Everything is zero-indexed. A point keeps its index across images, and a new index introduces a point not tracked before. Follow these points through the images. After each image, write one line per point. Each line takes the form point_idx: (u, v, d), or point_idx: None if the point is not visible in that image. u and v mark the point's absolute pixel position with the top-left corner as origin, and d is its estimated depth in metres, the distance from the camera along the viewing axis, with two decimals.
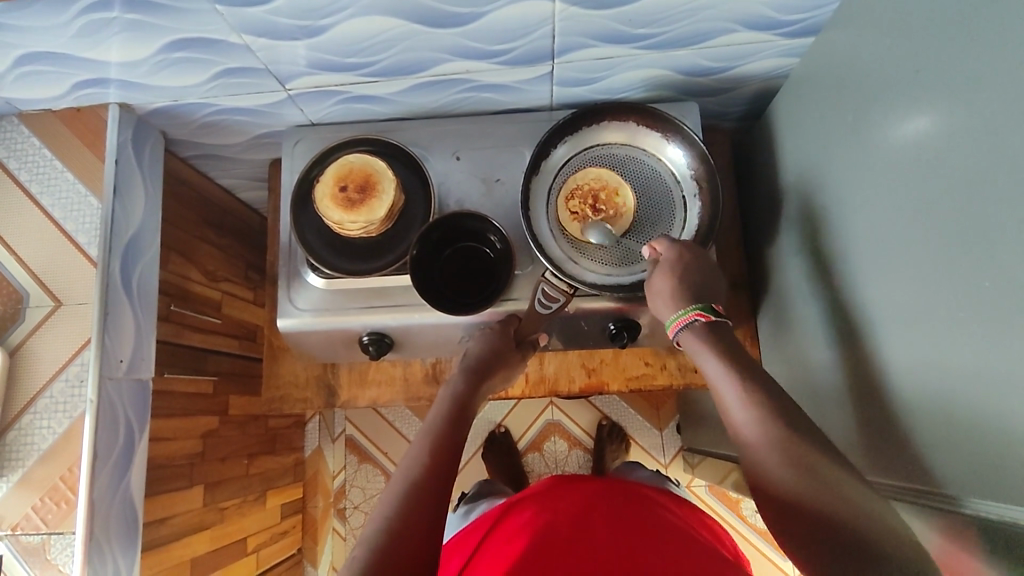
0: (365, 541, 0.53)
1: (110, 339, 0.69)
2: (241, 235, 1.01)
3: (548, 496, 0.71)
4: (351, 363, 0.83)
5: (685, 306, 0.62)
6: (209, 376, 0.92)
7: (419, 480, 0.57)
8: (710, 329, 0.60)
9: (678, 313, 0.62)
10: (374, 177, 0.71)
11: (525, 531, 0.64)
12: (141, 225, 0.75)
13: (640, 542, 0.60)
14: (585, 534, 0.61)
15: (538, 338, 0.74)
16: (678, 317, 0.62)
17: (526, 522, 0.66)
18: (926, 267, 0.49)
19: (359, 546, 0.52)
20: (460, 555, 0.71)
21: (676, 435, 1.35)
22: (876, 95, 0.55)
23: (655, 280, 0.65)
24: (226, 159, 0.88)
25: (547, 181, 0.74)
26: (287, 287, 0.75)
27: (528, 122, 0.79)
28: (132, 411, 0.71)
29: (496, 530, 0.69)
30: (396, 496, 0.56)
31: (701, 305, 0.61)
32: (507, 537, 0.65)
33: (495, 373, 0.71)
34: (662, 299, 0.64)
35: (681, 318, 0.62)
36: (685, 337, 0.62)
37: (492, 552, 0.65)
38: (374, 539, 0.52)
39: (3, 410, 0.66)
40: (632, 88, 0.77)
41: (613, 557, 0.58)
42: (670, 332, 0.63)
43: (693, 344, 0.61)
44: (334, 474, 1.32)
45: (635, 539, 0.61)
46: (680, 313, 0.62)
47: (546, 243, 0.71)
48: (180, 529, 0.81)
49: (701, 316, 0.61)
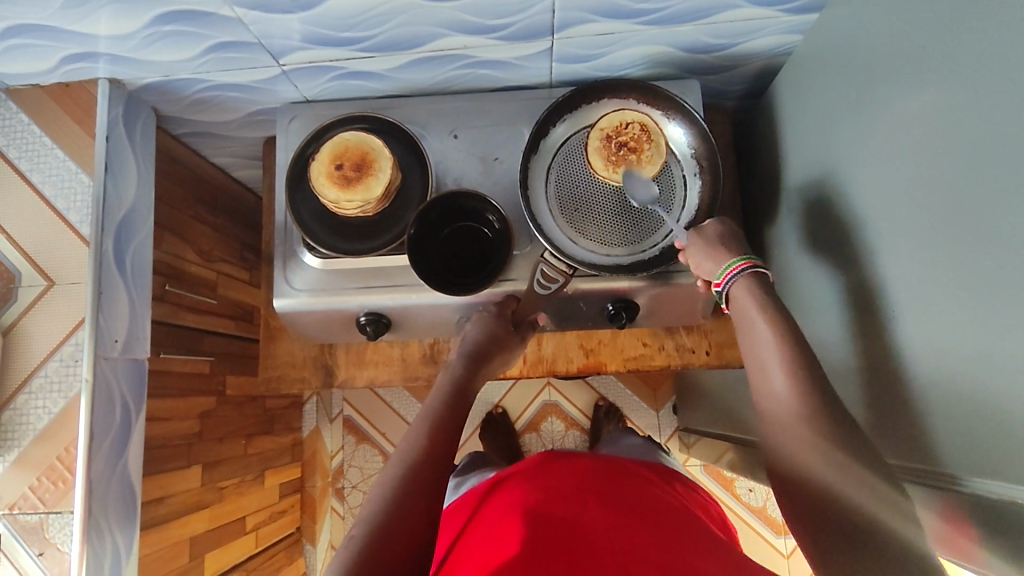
0: (362, 522, 0.55)
1: (104, 319, 0.68)
2: (235, 214, 1.00)
3: (539, 473, 0.71)
4: (348, 343, 0.82)
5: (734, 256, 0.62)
6: (205, 357, 0.91)
7: (416, 464, 0.59)
8: (758, 282, 0.60)
9: (728, 262, 0.61)
10: (370, 155, 0.70)
11: (514, 505, 0.64)
12: (134, 202, 0.74)
13: (634, 516, 0.61)
14: (574, 509, 0.61)
15: (537, 319, 0.73)
16: (731, 264, 0.61)
17: (516, 495, 0.66)
18: (932, 247, 0.48)
19: (357, 525, 0.55)
20: (453, 527, 0.72)
21: (672, 415, 1.35)
22: (881, 72, 0.54)
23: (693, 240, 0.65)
24: (220, 137, 0.87)
25: (546, 159, 0.73)
26: (284, 267, 0.75)
27: (528, 99, 0.78)
28: (129, 391, 0.70)
29: (489, 503, 0.70)
30: (393, 480, 0.58)
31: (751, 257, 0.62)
32: (497, 510, 0.66)
33: (497, 358, 0.71)
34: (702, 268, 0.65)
35: (733, 266, 0.61)
36: (735, 284, 0.61)
37: (481, 524, 0.65)
38: (371, 521, 0.54)
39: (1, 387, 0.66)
40: (633, 65, 0.76)
41: (603, 526, 0.58)
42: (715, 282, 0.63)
43: (739, 295, 0.60)
44: (332, 454, 1.32)
45: (623, 514, 0.61)
46: (732, 261, 0.61)
47: (544, 224, 0.70)
48: (178, 508, 0.82)
49: (751, 266, 0.61)
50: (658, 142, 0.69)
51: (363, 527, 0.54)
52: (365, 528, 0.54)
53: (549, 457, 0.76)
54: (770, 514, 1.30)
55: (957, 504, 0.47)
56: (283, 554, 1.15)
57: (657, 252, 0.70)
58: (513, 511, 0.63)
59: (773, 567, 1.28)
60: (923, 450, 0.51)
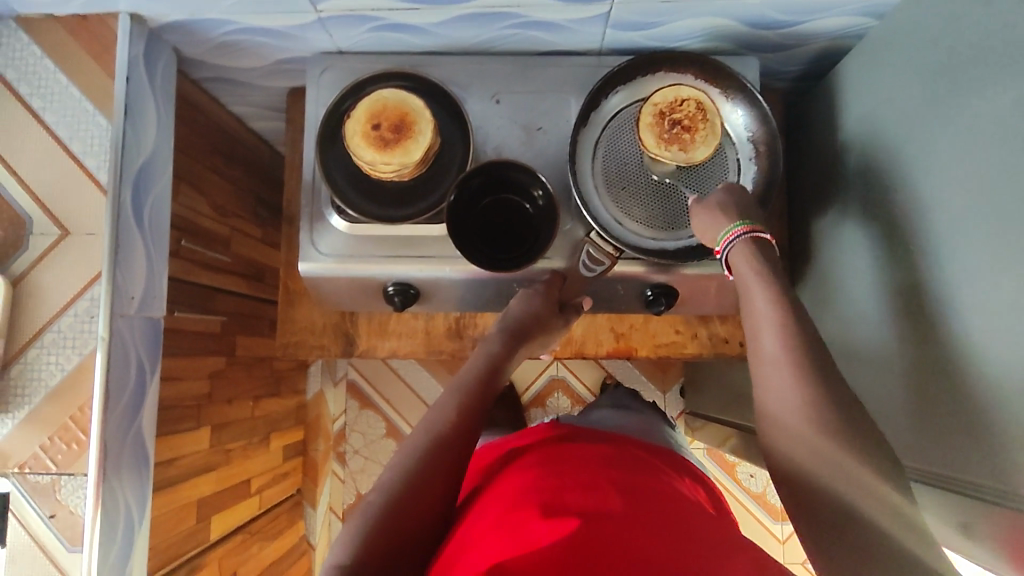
0: (382, 487, 0.54)
1: (121, 275, 0.64)
2: (251, 167, 0.95)
3: (552, 458, 0.65)
4: (371, 312, 0.79)
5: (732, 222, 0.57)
6: (218, 316, 0.88)
7: (444, 439, 0.57)
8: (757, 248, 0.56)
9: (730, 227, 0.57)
10: (410, 116, 0.65)
11: (526, 489, 0.59)
12: (153, 151, 0.69)
13: (662, 507, 0.56)
14: (592, 499, 0.56)
15: (583, 303, 0.71)
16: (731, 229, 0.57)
17: (528, 479, 0.61)
18: (1008, 258, 0.46)
19: (374, 492, 0.54)
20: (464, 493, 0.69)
21: (679, 398, 1.34)
22: (973, 65, 0.50)
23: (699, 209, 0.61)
24: (242, 85, 0.82)
25: (595, 133, 0.69)
26: (310, 229, 0.71)
27: (575, 67, 0.73)
28: (143, 350, 0.67)
29: (496, 483, 0.64)
30: (418, 451, 0.56)
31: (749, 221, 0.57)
32: (504, 490, 0.60)
33: (537, 337, 0.68)
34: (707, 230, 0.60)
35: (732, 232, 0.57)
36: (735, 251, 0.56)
37: (487, 503, 0.60)
38: (390, 489, 0.54)
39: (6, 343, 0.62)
40: (690, 37, 0.71)
41: (627, 517, 0.53)
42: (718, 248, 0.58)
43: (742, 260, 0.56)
44: (335, 417, 1.30)
45: (644, 507, 0.56)
46: (731, 227, 0.57)
47: (589, 200, 0.67)
48: (187, 470, 0.80)
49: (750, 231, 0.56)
50: (713, 121, 0.62)
51: (381, 495, 0.53)
52: (383, 495, 0.53)
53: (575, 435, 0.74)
54: (769, 500, 1.30)
55: (1004, 522, 0.46)
56: (284, 516, 1.14)
57: None
58: (525, 496, 0.57)
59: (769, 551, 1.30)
60: (969, 464, 0.50)
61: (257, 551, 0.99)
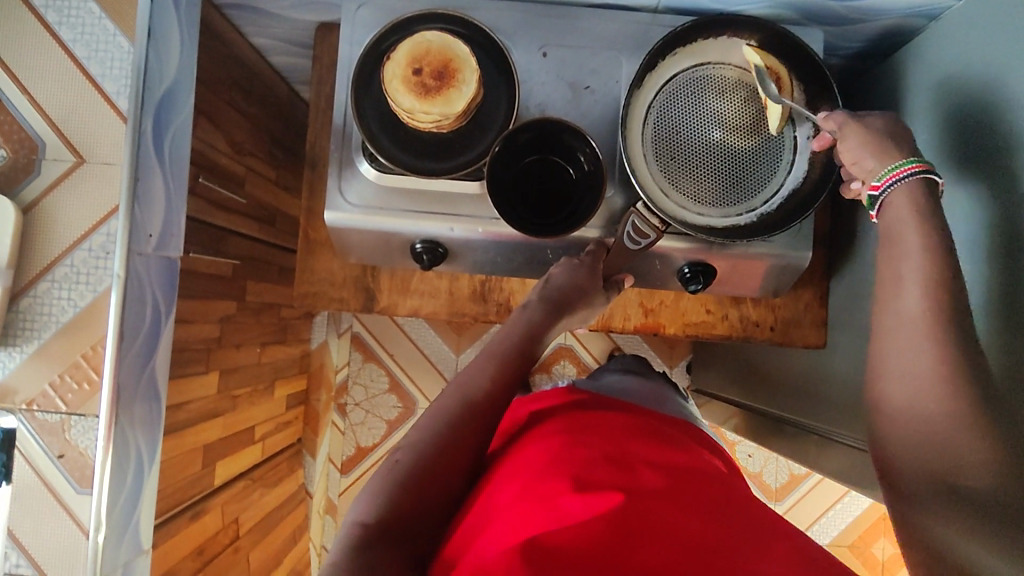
0: (411, 447, 0.53)
1: (140, 211, 0.61)
2: (268, 105, 0.90)
3: (580, 428, 0.62)
4: (394, 268, 0.76)
5: (897, 160, 0.54)
6: (229, 259, 0.84)
7: (474, 403, 0.57)
8: (927, 187, 0.52)
9: (900, 161, 0.53)
10: (453, 63, 0.61)
11: (556, 453, 0.57)
12: (178, 78, 0.64)
13: (693, 487, 0.54)
14: (627, 479, 0.53)
15: (623, 280, 0.69)
16: (897, 166, 0.53)
17: (557, 449, 0.57)
18: None
19: (403, 451, 0.53)
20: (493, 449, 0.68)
21: (685, 374, 1.34)
22: None
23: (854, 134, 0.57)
24: (267, 15, 0.76)
25: (648, 96, 0.65)
26: (338, 176, 0.67)
27: (629, 24, 0.69)
28: (160, 291, 0.64)
29: (521, 448, 0.62)
30: (449, 412, 0.56)
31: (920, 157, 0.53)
32: (531, 458, 0.57)
33: (576, 309, 0.66)
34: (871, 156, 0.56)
35: (897, 170, 0.53)
36: (897, 193, 0.53)
37: (512, 469, 0.56)
38: (420, 447, 0.53)
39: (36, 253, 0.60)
40: (755, 1, 0.67)
41: (657, 494, 0.51)
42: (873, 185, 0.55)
43: (902, 204, 0.52)
44: (337, 369, 1.29)
45: (679, 489, 0.53)
46: (898, 164, 0.53)
47: (638, 168, 0.63)
48: (195, 416, 0.78)
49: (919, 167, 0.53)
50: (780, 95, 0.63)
51: (410, 454, 0.53)
52: (411, 453, 0.53)
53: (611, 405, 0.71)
54: (765, 480, 1.32)
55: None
56: (285, 464, 1.14)
57: (753, 218, 0.64)
58: (556, 461, 0.55)
59: None
60: None
61: (258, 497, 0.99)
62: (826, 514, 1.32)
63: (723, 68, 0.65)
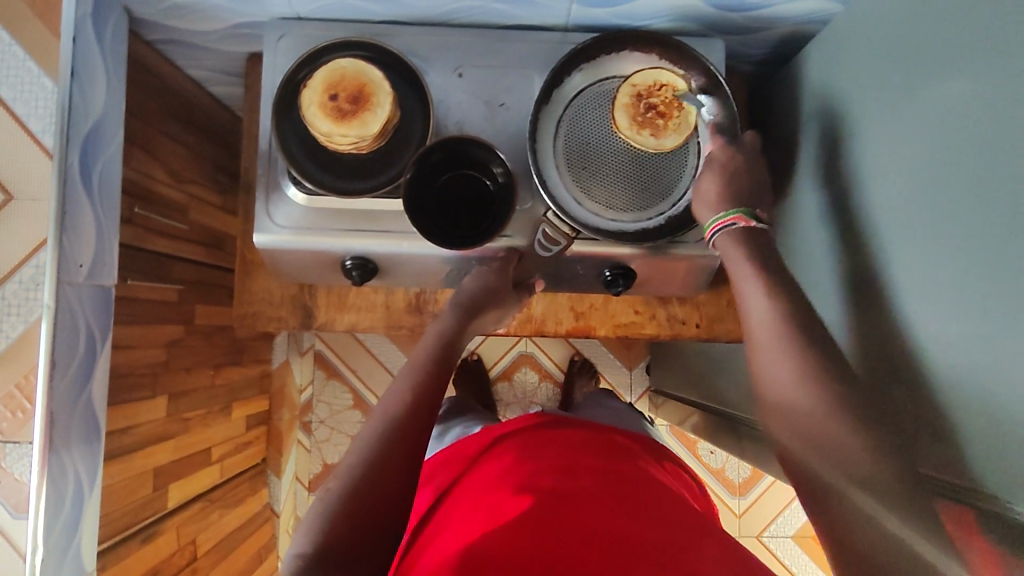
0: (342, 477, 0.54)
1: (68, 242, 0.63)
2: (210, 133, 0.93)
3: (529, 444, 0.68)
4: (330, 286, 0.79)
5: (726, 209, 0.61)
6: (173, 284, 0.87)
7: (400, 422, 0.57)
8: (748, 234, 0.60)
9: (722, 212, 0.61)
10: (368, 87, 0.64)
11: (500, 479, 0.61)
12: (103, 113, 0.67)
13: (626, 494, 0.59)
14: (567, 490, 0.58)
15: (534, 283, 0.73)
16: (717, 219, 0.61)
17: (504, 466, 0.64)
18: (943, 254, 0.47)
19: (335, 485, 0.53)
20: (434, 490, 0.69)
21: (644, 375, 1.36)
22: (929, 60, 0.50)
23: (701, 180, 0.64)
24: (197, 48, 0.79)
25: (557, 111, 0.68)
26: (265, 200, 0.70)
27: (540, 43, 0.72)
28: (93, 318, 0.66)
29: (467, 483, 0.65)
30: (376, 438, 0.56)
31: (743, 208, 0.61)
32: (477, 490, 0.61)
33: (490, 311, 0.69)
34: (707, 202, 0.63)
35: (720, 220, 0.61)
36: (721, 240, 0.61)
37: (466, 490, 0.63)
38: (350, 478, 0.54)
39: None
40: (656, 16, 0.70)
41: (595, 505, 0.56)
42: (705, 235, 0.63)
43: (727, 249, 0.60)
44: (301, 387, 1.30)
45: (613, 500, 0.58)
46: (720, 215, 0.61)
47: (550, 179, 0.67)
48: (141, 440, 0.79)
49: (741, 219, 0.60)
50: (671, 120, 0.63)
51: (341, 487, 0.53)
52: (342, 484, 0.53)
53: (544, 426, 0.74)
54: (727, 476, 1.34)
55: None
56: (247, 484, 1.15)
57: (663, 221, 0.67)
58: (501, 486, 0.59)
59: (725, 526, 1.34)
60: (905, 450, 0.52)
61: (217, 518, 1.00)
62: (790, 506, 1.34)
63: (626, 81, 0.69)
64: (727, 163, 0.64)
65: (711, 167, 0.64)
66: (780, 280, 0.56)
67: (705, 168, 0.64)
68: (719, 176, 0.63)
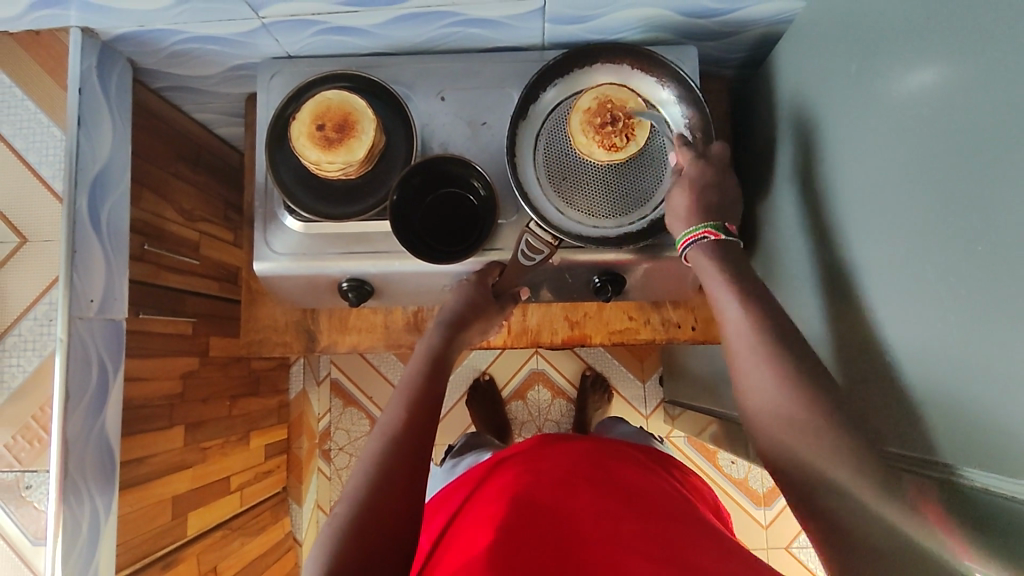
0: (348, 499, 0.52)
1: (80, 279, 0.68)
2: (218, 172, 0.97)
3: (537, 457, 0.66)
4: (331, 309, 0.83)
5: (694, 224, 0.62)
6: (187, 318, 0.90)
7: (399, 438, 0.56)
8: (719, 247, 0.60)
9: (691, 228, 0.61)
10: (352, 116, 0.67)
11: (504, 492, 0.60)
12: (110, 159, 0.72)
13: (632, 503, 0.58)
14: (571, 502, 0.57)
15: (519, 291, 0.73)
16: (687, 234, 0.61)
17: (510, 479, 0.62)
18: (924, 234, 0.47)
19: (340, 505, 0.52)
20: (438, 520, 0.66)
21: (658, 387, 1.35)
22: (891, 45, 0.51)
23: (672, 197, 0.64)
24: (200, 93, 0.84)
25: (535, 126, 0.71)
26: (264, 230, 0.73)
27: (519, 62, 0.75)
28: (105, 351, 0.71)
29: (471, 504, 0.63)
30: (376, 455, 0.55)
31: (712, 223, 0.61)
32: (483, 508, 0.59)
33: (473, 325, 0.70)
34: (678, 217, 0.63)
35: (690, 235, 0.61)
36: (694, 256, 0.61)
37: (473, 506, 0.62)
38: (357, 498, 0.52)
39: None
40: (629, 28, 0.72)
41: (602, 515, 0.55)
42: (677, 248, 0.63)
43: (699, 262, 0.60)
44: (319, 416, 1.33)
45: (620, 509, 0.56)
46: (689, 230, 0.61)
47: (531, 192, 0.69)
48: (159, 468, 0.81)
49: (710, 233, 0.60)
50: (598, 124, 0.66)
51: (347, 505, 0.52)
52: (349, 504, 0.52)
53: (545, 440, 0.72)
54: (751, 486, 1.31)
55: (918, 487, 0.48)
56: (268, 513, 1.17)
57: (645, 225, 0.68)
58: (505, 499, 0.58)
59: (752, 538, 1.30)
60: (900, 436, 0.51)
61: (238, 547, 1.02)
62: None
63: None
64: (696, 175, 0.64)
65: (681, 181, 0.64)
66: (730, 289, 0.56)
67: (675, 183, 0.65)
68: (687, 183, 0.63)
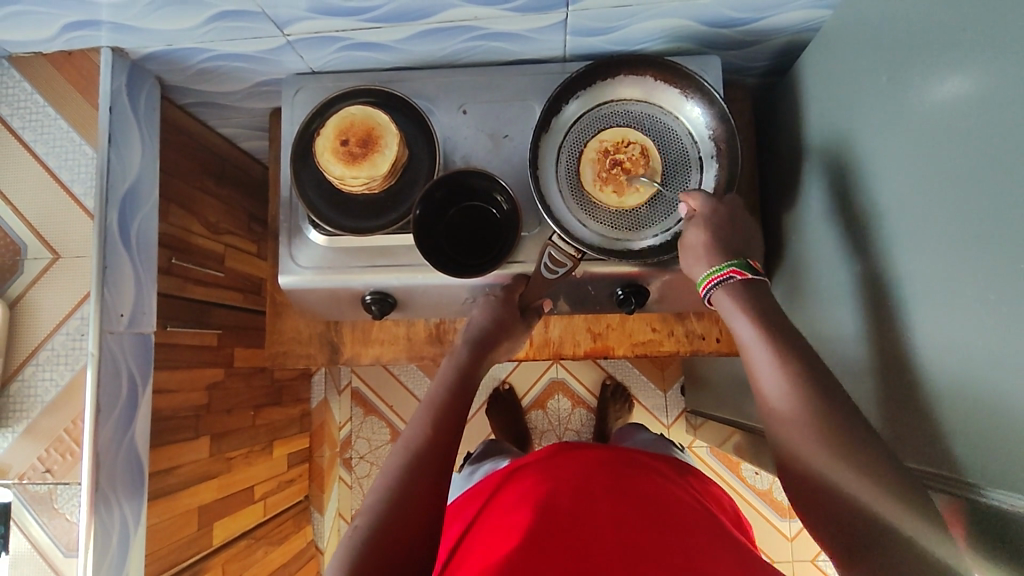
0: (368, 510, 0.52)
1: (110, 293, 0.69)
2: (243, 186, 0.99)
3: (557, 464, 0.66)
4: (354, 321, 0.83)
5: (719, 262, 0.60)
6: (214, 329, 0.91)
7: (421, 449, 0.56)
8: (745, 286, 0.58)
9: (714, 268, 0.60)
10: (376, 130, 0.67)
11: (523, 501, 0.60)
12: (139, 175, 0.74)
13: (654, 515, 0.57)
14: (593, 510, 0.57)
15: (543, 304, 0.73)
16: (711, 274, 0.60)
17: (530, 487, 0.62)
18: (955, 248, 0.46)
19: (360, 516, 0.52)
20: (455, 529, 0.66)
21: (680, 396, 1.33)
22: (920, 55, 0.50)
23: (688, 234, 0.63)
24: (226, 108, 0.85)
25: (557, 137, 0.71)
26: (289, 243, 0.73)
27: (541, 74, 0.75)
28: (135, 365, 0.72)
29: (490, 513, 0.63)
30: (398, 466, 0.55)
31: (737, 261, 0.59)
32: (502, 515, 0.59)
33: (497, 339, 0.70)
34: (696, 255, 0.62)
35: (715, 274, 0.60)
36: (717, 295, 0.60)
37: (491, 516, 0.61)
38: (378, 509, 0.52)
39: (27, 339, 0.68)
40: (651, 39, 0.72)
41: (624, 526, 0.54)
42: (699, 291, 0.62)
43: (724, 304, 0.59)
44: (340, 425, 1.34)
45: (643, 521, 0.55)
46: (714, 270, 0.60)
47: (554, 205, 0.69)
48: (187, 478, 0.82)
49: (736, 272, 0.59)
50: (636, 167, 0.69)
51: (369, 517, 0.52)
52: (370, 515, 0.52)
53: (565, 447, 0.71)
54: (776, 497, 1.29)
55: (948, 502, 0.47)
56: (291, 521, 1.18)
57: (667, 238, 0.68)
58: (526, 507, 0.58)
59: (778, 551, 1.28)
60: (935, 453, 0.50)
61: (261, 555, 1.03)
62: None
63: (623, 105, 0.71)
64: (712, 216, 0.63)
65: (695, 222, 0.63)
66: (755, 303, 0.55)
67: (689, 224, 0.64)
68: (703, 224, 0.62)
